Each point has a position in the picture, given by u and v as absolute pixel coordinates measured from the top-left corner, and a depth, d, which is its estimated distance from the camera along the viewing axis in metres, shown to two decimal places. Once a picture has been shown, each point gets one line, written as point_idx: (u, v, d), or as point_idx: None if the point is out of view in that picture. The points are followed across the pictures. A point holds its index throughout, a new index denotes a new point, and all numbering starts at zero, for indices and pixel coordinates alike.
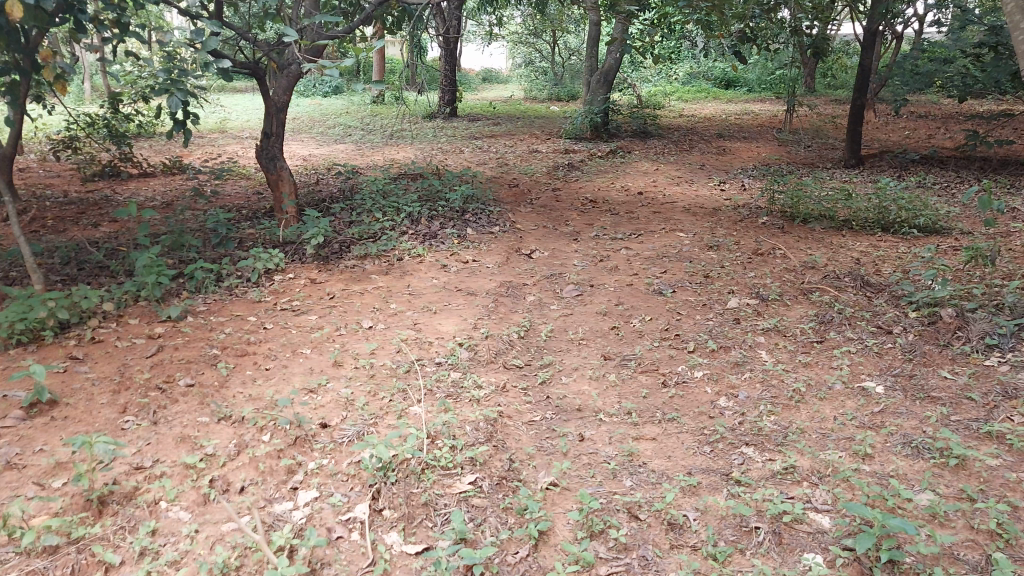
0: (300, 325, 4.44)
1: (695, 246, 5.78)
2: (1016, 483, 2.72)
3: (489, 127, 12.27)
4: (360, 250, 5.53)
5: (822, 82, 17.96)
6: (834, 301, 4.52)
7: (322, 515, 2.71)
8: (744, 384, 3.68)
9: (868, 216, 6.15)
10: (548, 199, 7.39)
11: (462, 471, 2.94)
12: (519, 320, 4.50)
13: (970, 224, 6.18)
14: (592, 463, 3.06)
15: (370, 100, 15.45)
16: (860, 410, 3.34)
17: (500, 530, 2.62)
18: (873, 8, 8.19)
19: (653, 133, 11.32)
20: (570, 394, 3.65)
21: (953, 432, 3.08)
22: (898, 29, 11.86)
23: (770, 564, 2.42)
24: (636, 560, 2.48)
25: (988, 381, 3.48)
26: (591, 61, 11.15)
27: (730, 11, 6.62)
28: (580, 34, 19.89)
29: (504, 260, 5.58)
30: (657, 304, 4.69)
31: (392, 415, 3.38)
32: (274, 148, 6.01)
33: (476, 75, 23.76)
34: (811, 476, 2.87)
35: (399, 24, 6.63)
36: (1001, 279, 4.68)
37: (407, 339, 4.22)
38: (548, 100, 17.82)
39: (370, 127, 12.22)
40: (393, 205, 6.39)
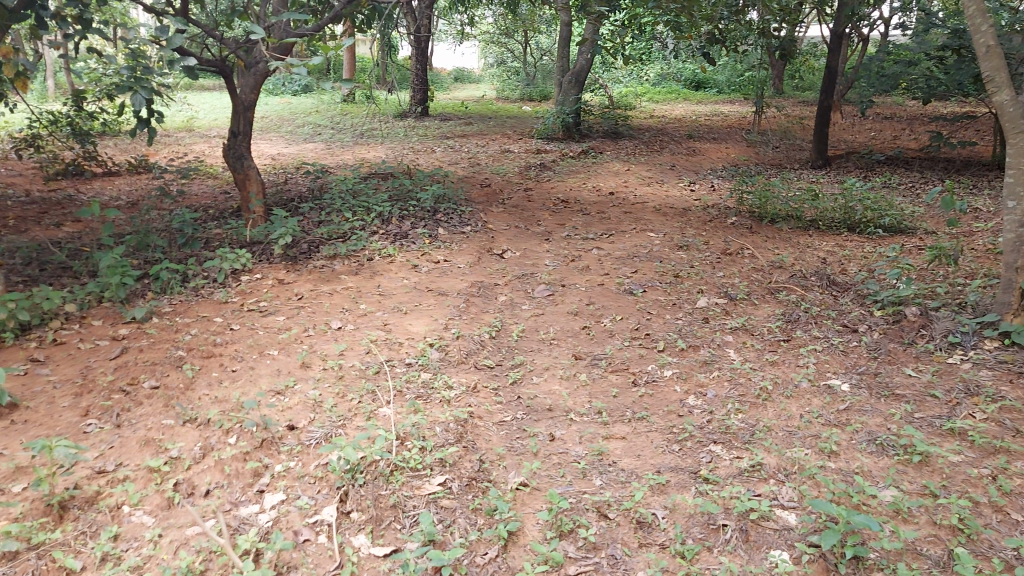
0: (268, 326, 4.39)
1: (665, 246, 5.81)
2: (978, 479, 2.76)
3: (460, 126, 12.24)
4: (329, 250, 5.49)
5: (790, 84, 18.17)
6: (801, 300, 4.57)
7: (288, 519, 2.68)
8: (712, 382, 3.70)
9: (835, 216, 6.23)
10: (519, 199, 7.39)
11: (431, 472, 2.92)
12: (489, 320, 4.49)
13: (934, 224, 6.29)
14: (562, 462, 3.06)
15: (340, 99, 15.35)
16: (826, 408, 3.38)
17: (470, 530, 2.61)
18: (839, 10, 8.28)
19: (624, 134, 11.37)
20: (540, 394, 3.64)
21: (916, 429, 3.12)
22: (864, 32, 12.01)
23: (736, 562, 2.44)
24: (604, 560, 2.48)
25: (950, 377, 3.54)
26: (562, 61, 11.16)
27: (699, 12, 6.66)
28: (552, 34, 19.92)
29: (475, 260, 5.57)
30: (627, 303, 4.71)
31: (361, 417, 3.35)
32: (242, 147, 5.96)
33: (448, 75, 23.70)
34: (777, 473, 2.89)
35: (368, 22, 6.58)
36: (964, 277, 4.76)
37: (377, 339, 4.20)
38: (520, 100, 17.81)
39: (340, 126, 12.12)
40: (364, 205, 6.35)
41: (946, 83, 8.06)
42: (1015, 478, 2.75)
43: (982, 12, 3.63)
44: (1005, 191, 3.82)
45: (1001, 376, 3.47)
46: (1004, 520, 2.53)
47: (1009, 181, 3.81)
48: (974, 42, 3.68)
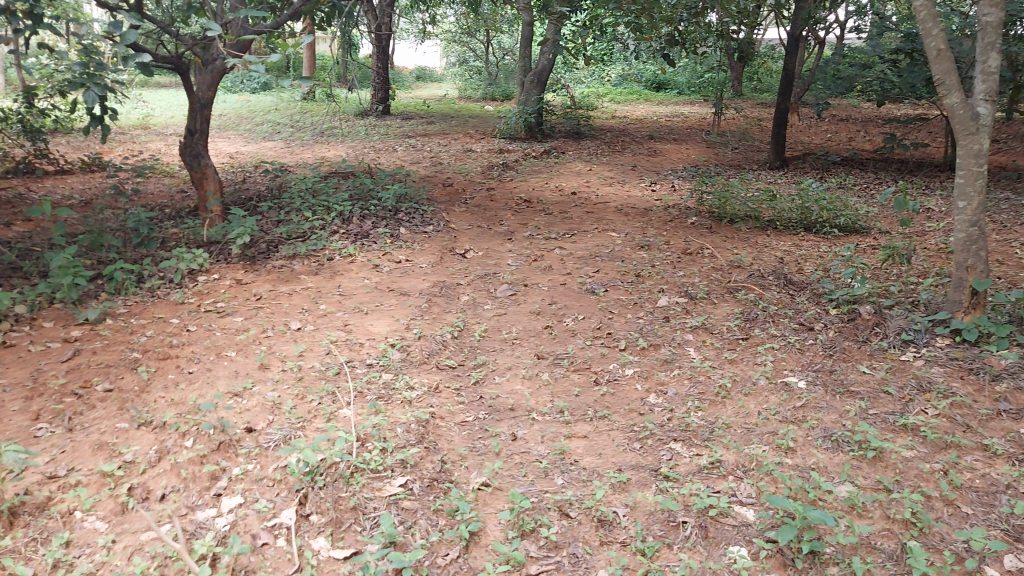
0: (225, 327, 4.33)
1: (627, 246, 5.84)
2: (929, 473, 2.83)
3: (422, 126, 12.20)
4: (288, 250, 5.43)
5: (749, 86, 18.41)
6: (759, 299, 4.63)
7: (246, 522, 2.65)
8: (673, 380, 3.74)
9: (792, 216, 6.32)
10: (482, 199, 7.38)
11: (391, 473, 2.90)
12: (451, 320, 4.48)
13: (888, 224, 6.42)
14: (524, 462, 3.06)
15: (300, 97, 15.19)
16: (784, 405, 3.43)
17: (430, 531, 2.60)
18: (796, 13, 8.40)
19: (586, 134, 11.42)
20: (502, 394, 3.64)
21: (870, 426, 3.18)
22: (821, 35, 12.22)
23: (696, 559, 2.46)
24: (566, 558, 2.49)
25: (904, 374, 3.61)
26: (524, 60, 11.17)
27: (659, 14, 6.72)
28: (513, 34, 19.94)
29: (437, 260, 5.54)
30: (589, 302, 4.73)
31: (321, 418, 3.32)
32: (199, 145, 5.86)
33: (409, 73, 23.57)
34: (736, 470, 2.93)
35: (328, 20, 6.52)
36: (917, 276, 4.86)
37: (337, 340, 4.16)
38: (482, 100, 17.78)
39: (299, 124, 12.00)
40: (324, 204, 6.29)
41: (899, 85, 8.22)
42: (965, 472, 2.82)
43: (933, 16, 3.70)
44: (955, 192, 3.91)
45: (952, 373, 3.56)
46: (955, 514, 2.60)
47: (959, 182, 3.90)
48: (925, 46, 3.74)
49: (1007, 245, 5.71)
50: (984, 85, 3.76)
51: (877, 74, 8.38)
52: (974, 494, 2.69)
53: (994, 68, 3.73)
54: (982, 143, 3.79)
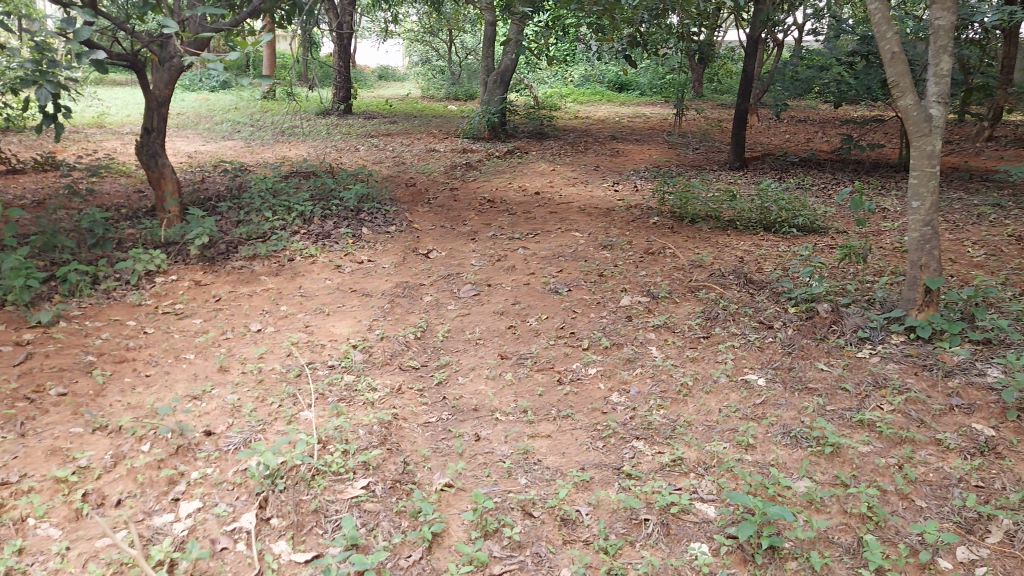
0: (184, 330, 4.27)
1: (590, 246, 5.87)
2: (885, 468, 2.88)
3: (384, 125, 12.13)
4: (248, 250, 5.37)
5: (710, 87, 18.61)
6: (719, 297, 4.68)
7: (205, 527, 2.62)
8: (635, 379, 3.76)
9: (751, 216, 6.40)
10: (445, 199, 7.36)
11: (353, 475, 2.88)
12: (414, 320, 4.46)
13: (844, 224, 6.54)
14: (487, 462, 3.06)
15: (261, 96, 15.01)
16: (744, 402, 3.47)
17: (393, 533, 2.58)
18: (754, 16, 8.50)
19: (549, 135, 11.44)
20: (466, 395, 3.64)
21: (828, 422, 3.23)
22: (779, 37, 12.40)
23: (658, 555, 2.48)
24: (530, 557, 2.49)
25: (860, 371, 3.68)
26: (486, 61, 11.17)
27: (620, 15, 6.75)
28: (476, 34, 19.96)
29: (400, 260, 5.52)
30: (552, 302, 4.74)
31: (282, 421, 3.28)
32: (156, 145, 5.77)
33: (371, 72, 23.39)
34: (697, 467, 2.96)
35: (289, 18, 6.45)
36: (872, 274, 4.96)
37: (298, 341, 4.12)
38: (445, 99, 17.73)
39: (259, 123, 11.85)
40: (284, 204, 6.23)
41: (855, 87, 8.37)
42: (920, 466, 2.88)
43: (887, 19, 3.77)
44: (909, 192, 4.00)
45: (907, 369, 3.63)
46: (910, 507, 2.65)
47: (913, 182, 3.98)
48: (879, 49, 3.81)
49: (959, 244, 5.85)
50: (936, 87, 3.85)
51: (834, 76, 8.52)
52: (928, 488, 2.74)
53: (945, 71, 3.81)
54: (935, 144, 3.88)
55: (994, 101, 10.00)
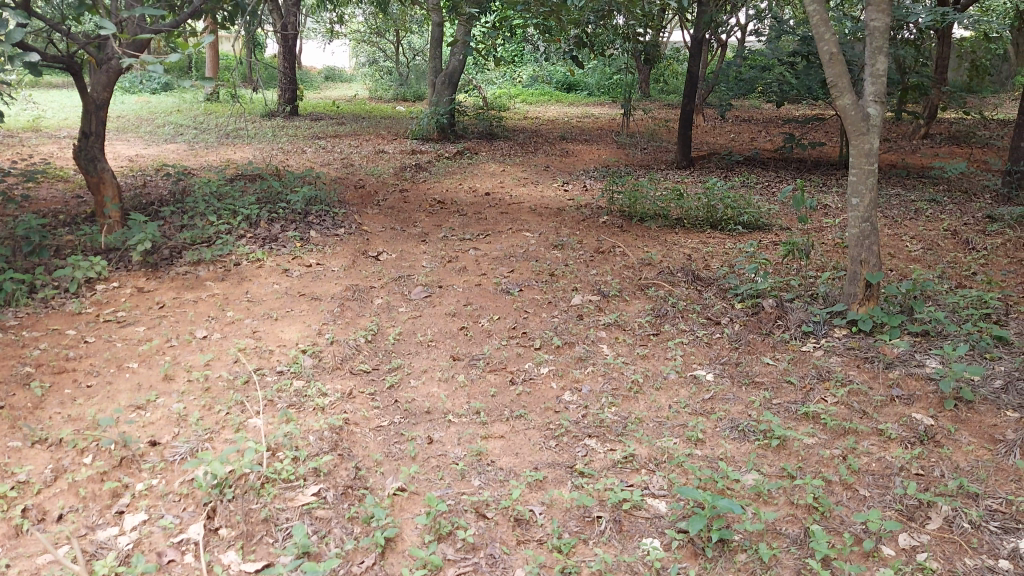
0: (126, 338, 4.17)
1: (541, 245, 5.89)
2: (829, 458, 2.95)
3: (332, 127, 12.02)
4: (192, 256, 5.26)
5: (656, 88, 18.80)
6: (668, 295, 4.74)
7: (151, 540, 2.57)
8: (587, 377, 3.79)
9: (698, 215, 6.48)
10: (395, 200, 7.31)
11: (304, 483, 2.84)
12: (365, 324, 4.42)
13: (788, 220, 6.67)
14: (441, 465, 3.04)
15: (203, 98, 14.74)
16: (692, 398, 3.52)
17: (345, 540, 2.56)
18: (698, 16, 8.61)
19: (498, 135, 11.46)
20: (419, 397, 3.61)
21: (774, 415, 3.30)
22: (723, 38, 12.60)
23: (611, 552, 2.51)
24: (483, 559, 2.49)
25: (804, 365, 3.76)
26: (434, 61, 11.14)
27: (566, 16, 6.77)
28: (424, 35, 19.90)
29: (350, 262, 5.47)
30: (504, 303, 4.74)
31: (230, 429, 3.23)
32: (94, 149, 5.61)
33: (318, 73, 23.14)
34: (648, 463, 3.00)
35: (231, 19, 6.32)
36: (815, 270, 5.07)
37: (245, 348, 4.05)
38: (393, 99, 17.60)
39: (203, 126, 11.65)
40: (229, 208, 6.12)
41: (798, 87, 8.55)
42: (862, 457, 2.95)
43: (825, 21, 3.85)
44: (849, 189, 4.10)
45: (850, 362, 3.72)
46: (854, 497, 2.72)
47: (851, 180, 4.09)
48: (819, 49, 3.90)
49: (898, 239, 6.01)
50: (873, 87, 3.95)
51: (776, 77, 8.67)
52: (871, 477, 2.82)
53: (882, 71, 3.91)
54: (872, 143, 3.99)
55: (930, 100, 10.31)
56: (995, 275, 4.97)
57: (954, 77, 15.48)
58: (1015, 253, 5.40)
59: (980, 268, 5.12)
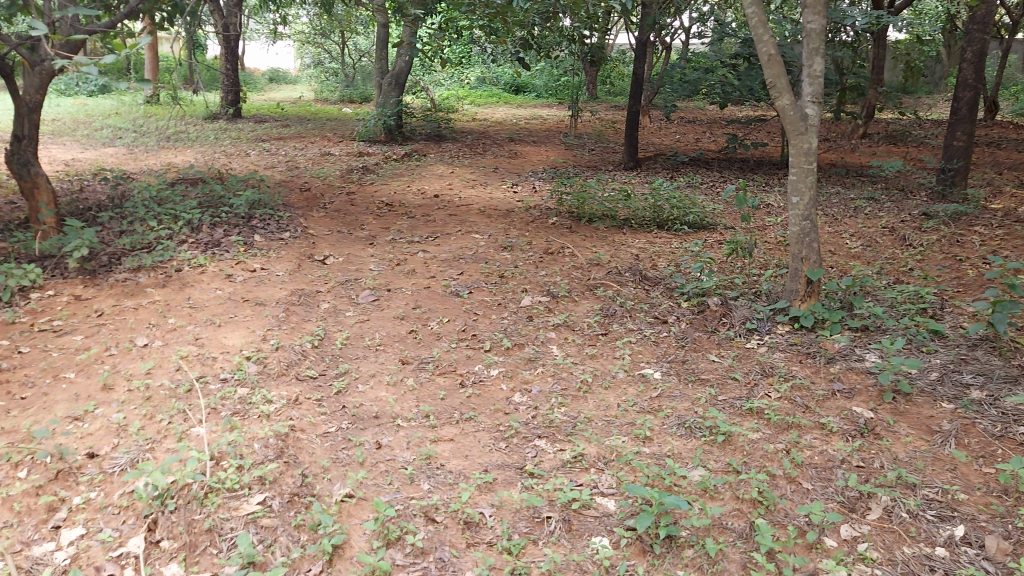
0: (63, 347, 4.05)
1: (490, 247, 5.91)
2: (773, 453, 3.01)
3: (276, 129, 11.85)
4: (132, 262, 5.13)
5: (603, 90, 18.97)
6: (617, 295, 4.79)
7: (89, 554, 2.50)
8: (537, 378, 3.80)
9: (645, 215, 6.56)
10: (342, 203, 7.24)
11: (249, 491, 2.79)
12: (312, 329, 4.36)
13: (731, 220, 6.80)
14: (389, 469, 3.01)
15: (143, 101, 14.41)
16: (641, 396, 3.56)
17: (292, 548, 2.52)
18: (642, 18, 8.70)
19: (446, 137, 11.43)
20: (367, 402, 3.57)
21: (720, 411, 3.35)
22: (668, 40, 12.78)
23: (560, 552, 2.52)
24: (433, 563, 2.47)
25: (748, 361, 3.82)
26: (380, 62, 11.05)
27: (512, 18, 6.77)
28: (370, 36, 19.75)
29: (296, 266, 5.41)
30: (453, 305, 4.72)
31: (172, 438, 3.15)
32: (28, 153, 5.44)
33: (262, 75, 22.79)
34: (597, 462, 3.02)
35: (170, 20, 6.17)
36: (758, 268, 5.17)
37: (187, 355, 3.96)
38: (338, 101, 17.42)
39: (143, 129, 11.38)
40: (170, 213, 6.00)
41: (740, 88, 8.72)
42: (805, 450, 3.01)
43: (763, 23, 3.93)
44: (789, 188, 4.19)
45: (792, 358, 3.80)
46: (797, 490, 2.77)
47: (792, 179, 4.17)
48: (757, 51, 3.97)
49: (838, 236, 6.16)
50: (811, 87, 4.02)
51: (719, 78, 8.82)
52: (813, 470, 2.88)
53: (819, 72, 3.98)
54: (811, 142, 4.07)
55: (867, 99, 10.59)
56: (931, 270, 5.12)
57: (890, 78, 15.94)
58: (949, 249, 5.58)
59: (916, 264, 5.27)
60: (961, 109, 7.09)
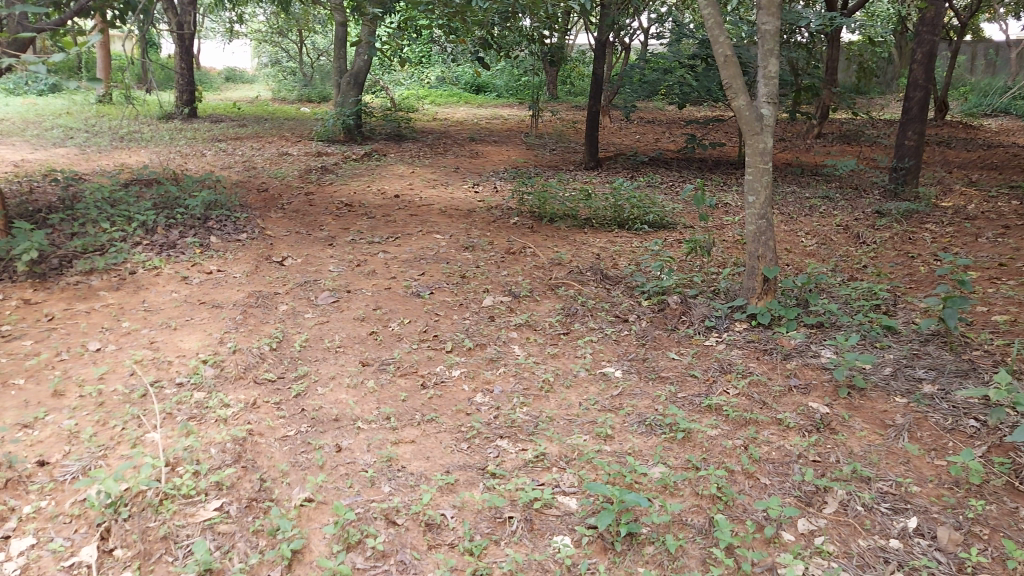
0: (12, 353, 3.94)
1: (451, 247, 5.89)
2: (732, 449, 3.04)
3: (233, 129, 11.69)
4: (84, 265, 5.02)
5: (563, 90, 19.06)
6: (578, 294, 4.81)
7: (40, 564, 2.44)
8: (498, 378, 3.80)
9: (606, 215, 6.60)
10: (300, 204, 7.17)
11: (205, 497, 2.75)
12: (270, 331, 4.31)
13: (690, 219, 6.87)
14: (349, 472, 2.98)
15: (95, 100, 14.11)
16: (602, 395, 3.58)
17: (249, 554, 2.49)
18: (601, 19, 8.75)
19: (406, 137, 11.37)
20: (326, 405, 3.53)
21: (679, 408, 3.38)
22: (627, 41, 12.87)
23: (522, 551, 2.52)
24: (394, 566, 2.45)
25: (707, 358, 3.87)
26: (338, 62, 10.96)
27: (471, 18, 6.76)
28: (328, 35, 19.59)
29: (253, 268, 5.34)
30: (414, 306, 4.70)
31: (126, 445, 3.09)
32: None
33: (218, 74, 22.48)
34: (559, 461, 3.03)
35: (122, 17, 6.06)
36: (716, 267, 5.23)
37: (142, 359, 3.89)
38: (297, 100, 17.24)
39: (95, 129, 11.15)
40: (124, 214, 5.89)
41: (698, 89, 8.82)
42: (763, 446, 3.05)
43: (719, 24, 3.97)
44: (746, 187, 4.24)
45: (750, 354, 3.85)
46: (756, 485, 2.81)
47: (748, 178, 4.22)
48: (714, 52, 4.01)
49: (794, 234, 6.26)
50: (766, 88, 4.07)
51: (677, 78, 8.90)
52: (771, 465, 2.92)
53: (774, 73, 4.04)
54: (766, 142, 4.12)
55: (821, 100, 10.78)
56: (884, 267, 5.22)
57: (844, 78, 16.26)
58: (901, 246, 5.70)
59: (870, 261, 5.38)
60: (912, 109, 7.24)
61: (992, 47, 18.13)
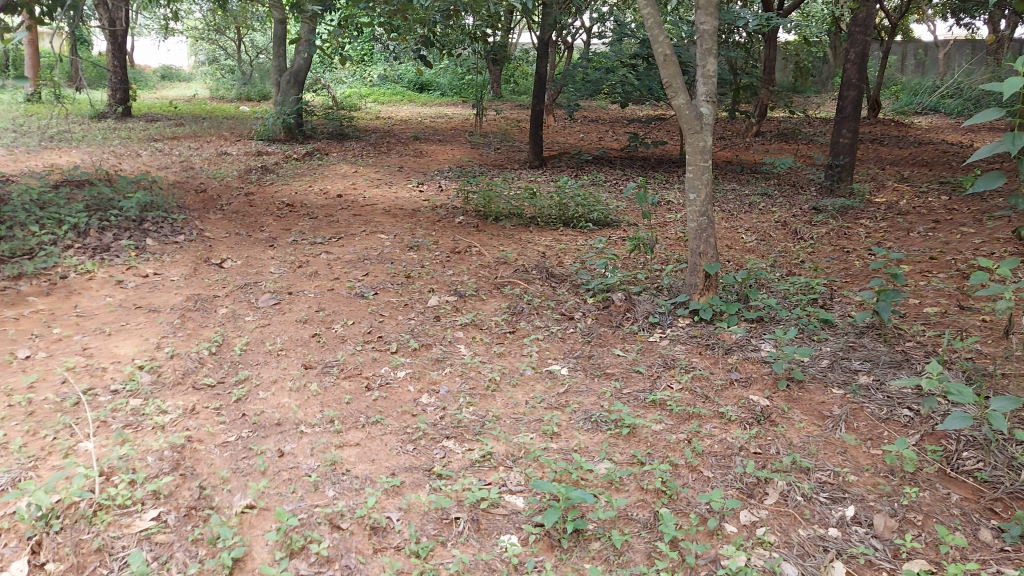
0: None
1: (396, 247, 5.84)
2: (675, 443, 3.09)
3: (169, 128, 11.42)
4: (12, 270, 4.84)
5: (507, 89, 19.11)
6: (523, 293, 4.82)
7: None
8: (444, 378, 3.78)
9: (551, 214, 6.63)
10: (240, 205, 7.03)
11: (142, 507, 2.68)
12: (209, 335, 4.22)
13: (634, 217, 6.94)
14: (293, 477, 2.93)
15: (22, 99, 13.63)
16: (548, 392, 3.59)
17: (189, 564, 2.43)
18: (544, 18, 8.78)
19: (349, 136, 11.25)
20: (268, 409, 3.47)
21: (624, 404, 3.41)
22: (570, 40, 12.93)
23: (469, 552, 2.51)
24: (338, 572, 2.42)
25: (651, 354, 3.91)
26: (278, 60, 10.80)
27: (413, 15, 6.73)
28: (267, 33, 19.29)
29: (191, 271, 5.22)
30: (358, 306, 4.66)
31: (58, 455, 2.99)
32: None
33: (153, 72, 21.95)
34: (506, 460, 3.03)
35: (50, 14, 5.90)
36: (660, 263, 5.29)
37: (74, 366, 3.76)
38: (236, 99, 16.93)
39: (23, 128, 10.77)
40: (54, 217, 5.70)
41: (639, 88, 8.91)
42: (706, 439, 3.10)
43: (658, 24, 4.02)
44: (687, 185, 4.29)
45: (692, 350, 3.90)
46: (698, 478, 2.85)
47: (689, 176, 4.28)
48: (653, 51, 4.06)
49: (734, 230, 6.36)
50: (704, 88, 4.13)
51: (619, 77, 8.98)
52: (713, 459, 2.96)
53: (711, 73, 4.10)
54: (705, 141, 4.17)
55: (760, 99, 10.99)
56: (820, 262, 5.34)
57: (781, 78, 16.63)
58: (837, 241, 5.84)
59: (808, 256, 5.51)
60: (846, 107, 7.41)
61: (920, 48, 18.75)
